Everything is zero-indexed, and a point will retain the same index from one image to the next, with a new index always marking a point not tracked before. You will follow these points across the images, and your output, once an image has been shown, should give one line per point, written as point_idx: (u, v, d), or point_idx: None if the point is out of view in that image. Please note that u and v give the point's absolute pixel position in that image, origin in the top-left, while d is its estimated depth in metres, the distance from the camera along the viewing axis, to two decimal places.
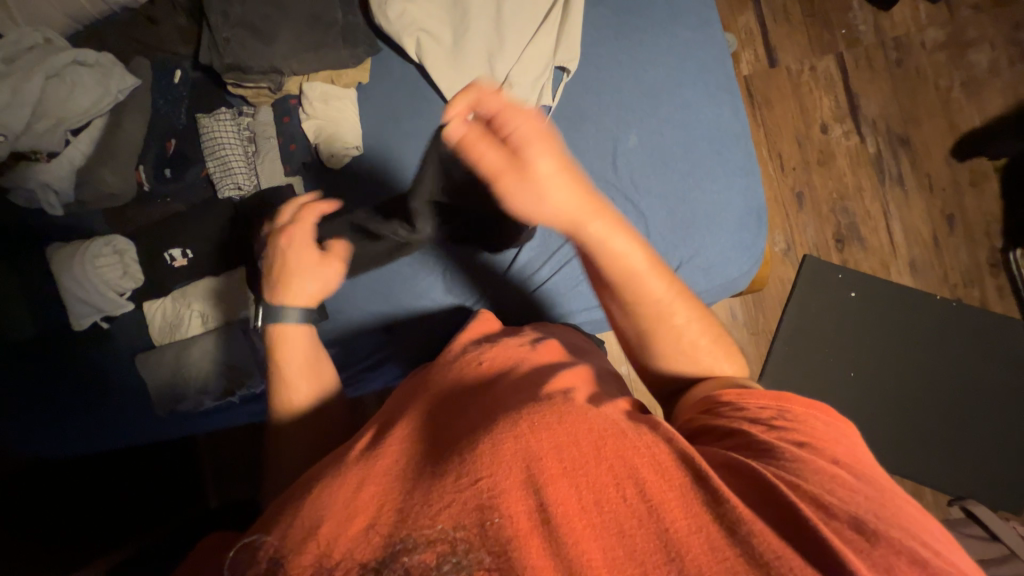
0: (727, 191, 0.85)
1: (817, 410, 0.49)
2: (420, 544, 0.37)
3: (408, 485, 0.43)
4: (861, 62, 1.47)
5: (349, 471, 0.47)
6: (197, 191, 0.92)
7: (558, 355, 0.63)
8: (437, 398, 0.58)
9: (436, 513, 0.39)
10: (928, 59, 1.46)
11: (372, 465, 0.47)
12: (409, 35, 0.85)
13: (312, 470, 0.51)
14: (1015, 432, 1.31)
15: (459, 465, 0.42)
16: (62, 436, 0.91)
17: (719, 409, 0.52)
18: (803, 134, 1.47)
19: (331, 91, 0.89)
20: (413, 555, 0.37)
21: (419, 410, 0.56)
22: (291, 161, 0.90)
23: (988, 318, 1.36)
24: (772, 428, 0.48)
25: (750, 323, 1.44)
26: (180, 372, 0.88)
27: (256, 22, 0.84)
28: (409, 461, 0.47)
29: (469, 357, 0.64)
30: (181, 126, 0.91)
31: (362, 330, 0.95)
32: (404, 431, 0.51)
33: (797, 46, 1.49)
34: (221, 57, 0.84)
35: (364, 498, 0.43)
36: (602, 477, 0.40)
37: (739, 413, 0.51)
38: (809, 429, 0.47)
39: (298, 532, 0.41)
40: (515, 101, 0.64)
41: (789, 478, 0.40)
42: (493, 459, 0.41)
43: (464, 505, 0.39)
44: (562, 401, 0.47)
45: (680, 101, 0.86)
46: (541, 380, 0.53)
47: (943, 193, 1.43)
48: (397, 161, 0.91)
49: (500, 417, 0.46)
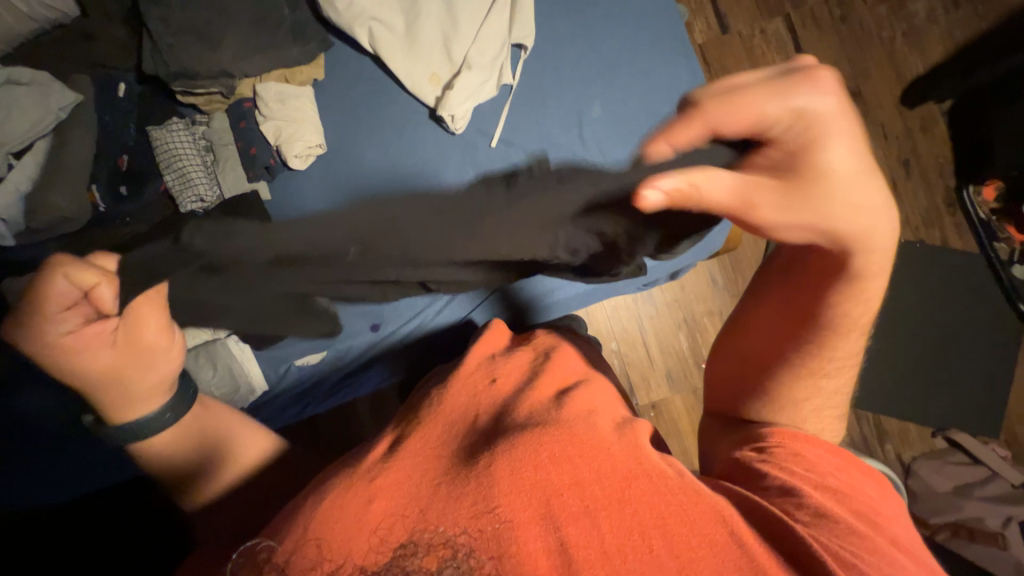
0: None
1: (878, 486, 0.55)
2: (423, 548, 0.44)
3: (427, 499, 0.48)
4: (807, 22, 1.53)
5: (365, 471, 0.51)
6: (158, 207, 0.86)
7: (572, 368, 0.68)
8: (451, 417, 0.59)
9: (442, 519, 0.46)
10: (870, 14, 1.51)
11: (385, 477, 0.50)
12: (360, 26, 0.84)
13: (322, 477, 0.55)
14: (980, 362, 1.39)
15: (479, 491, 0.48)
16: (55, 482, 0.82)
17: (763, 443, 0.57)
18: None
19: (287, 90, 0.86)
20: (414, 560, 0.44)
21: (432, 415, 0.59)
22: (252, 166, 0.88)
23: (945, 256, 1.44)
24: (826, 487, 0.51)
25: (729, 286, 1.50)
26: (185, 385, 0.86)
27: (200, 27, 0.81)
28: (430, 470, 0.51)
29: (481, 369, 0.67)
30: (132, 142, 0.87)
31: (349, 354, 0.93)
32: (419, 443, 0.55)
33: (745, 13, 1.53)
34: (165, 65, 0.81)
35: (375, 512, 0.47)
36: (625, 522, 0.46)
37: (789, 450, 0.55)
38: (867, 499, 0.52)
39: (313, 536, 0.45)
40: (796, 69, 0.47)
41: (853, 559, 0.44)
42: (517, 492, 0.48)
43: (480, 529, 0.45)
44: (584, 432, 0.54)
45: (639, 68, 0.87)
46: (565, 402, 0.58)
47: (897, 141, 1.49)
48: (364, 158, 0.89)
49: (524, 441, 0.51)
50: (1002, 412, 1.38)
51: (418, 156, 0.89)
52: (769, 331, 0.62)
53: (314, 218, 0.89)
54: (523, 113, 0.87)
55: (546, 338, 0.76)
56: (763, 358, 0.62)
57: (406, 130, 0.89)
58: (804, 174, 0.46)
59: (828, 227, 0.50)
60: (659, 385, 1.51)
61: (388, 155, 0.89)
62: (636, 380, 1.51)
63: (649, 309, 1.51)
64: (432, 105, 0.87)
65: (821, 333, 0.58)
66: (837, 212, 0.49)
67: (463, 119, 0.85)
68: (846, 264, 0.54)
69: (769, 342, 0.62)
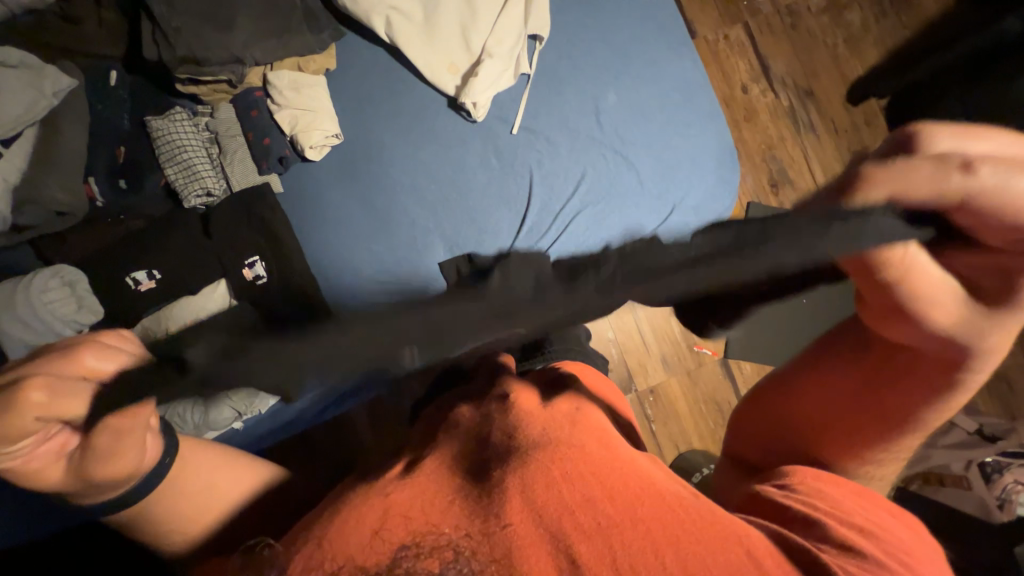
0: (704, 136, 0.92)
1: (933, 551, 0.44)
2: (419, 557, 0.42)
3: (444, 497, 0.46)
4: (765, 29, 1.71)
5: (383, 486, 0.49)
6: (158, 202, 0.83)
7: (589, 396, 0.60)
8: (468, 432, 0.53)
9: (440, 524, 0.44)
10: (817, 22, 1.71)
11: (397, 490, 0.47)
12: (379, 14, 0.83)
13: (328, 496, 0.52)
14: None
15: (483, 521, 0.43)
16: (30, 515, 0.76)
17: (790, 482, 0.48)
18: (728, 96, 1.72)
19: (301, 79, 0.84)
20: (412, 563, 0.41)
21: (448, 435, 0.55)
22: (266, 157, 0.84)
23: None
24: (865, 531, 0.43)
25: None
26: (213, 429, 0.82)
27: (208, 10, 0.77)
28: (440, 484, 0.48)
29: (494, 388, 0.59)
30: (128, 130, 0.81)
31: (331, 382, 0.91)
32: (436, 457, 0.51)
33: (709, 22, 1.74)
34: (171, 48, 0.76)
35: (385, 523, 0.44)
36: (639, 541, 0.41)
37: (819, 493, 0.46)
38: (906, 546, 0.43)
39: (316, 549, 0.44)
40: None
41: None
42: (521, 510, 0.43)
43: (482, 548, 0.42)
44: (609, 451, 0.49)
45: (647, 59, 0.92)
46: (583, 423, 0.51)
47: (847, 134, 1.69)
48: (382, 145, 0.88)
49: (532, 456, 0.47)
50: None
51: (437, 143, 0.89)
52: (837, 379, 0.48)
53: (333, 208, 0.87)
54: (541, 100, 0.90)
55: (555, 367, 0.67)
56: (820, 421, 0.50)
57: (425, 117, 0.89)
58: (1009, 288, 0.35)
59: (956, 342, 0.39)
60: (656, 368, 1.57)
61: (409, 142, 0.89)
62: (635, 366, 1.56)
63: None
64: (451, 94, 0.88)
65: (896, 433, 0.46)
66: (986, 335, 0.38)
67: (484, 107, 0.87)
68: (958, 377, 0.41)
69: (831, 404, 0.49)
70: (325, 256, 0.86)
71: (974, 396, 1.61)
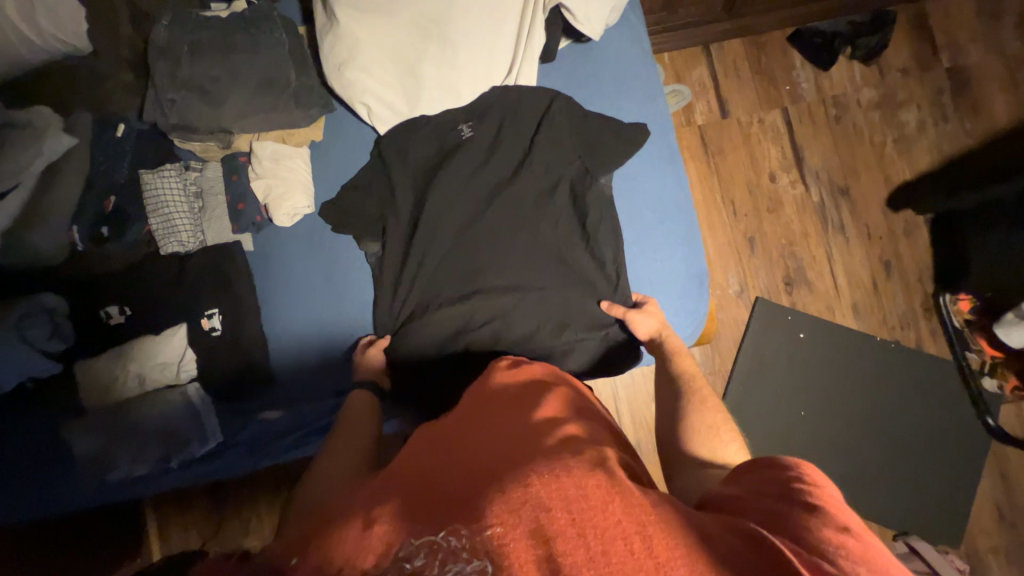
0: (671, 258, 0.91)
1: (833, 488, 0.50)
2: (422, 553, 0.42)
3: (430, 513, 0.46)
4: (805, 117, 1.61)
5: (359, 514, 0.49)
6: (137, 250, 0.90)
7: (577, 412, 0.65)
8: (444, 446, 0.58)
9: (430, 528, 0.44)
10: (864, 117, 1.60)
11: (383, 505, 0.49)
12: (362, 102, 0.88)
13: (339, 508, 0.53)
14: (947, 470, 1.44)
15: (469, 520, 0.44)
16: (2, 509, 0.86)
17: (737, 480, 0.55)
18: (753, 182, 1.59)
19: (283, 150, 0.90)
20: (415, 561, 0.42)
21: (438, 446, 0.59)
22: (239, 219, 0.91)
23: (917, 358, 1.49)
24: (787, 495, 0.48)
25: (706, 363, 1.52)
26: (172, 432, 0.87)
27: (205, 84, 0.85)
28: (421, 496, 0.49)
29: (467, 413, 0.65)
30: (123, 182, 0.90)
31: (276, 424, 0.91)
32: (412, 478, 0.53)
33: (745, 102, 1.62)
34: (165, 116, 0.86)
35: (375, 537, 0.45)
36: (612, 530, 0.41)
37: (760, 480, 0.52)
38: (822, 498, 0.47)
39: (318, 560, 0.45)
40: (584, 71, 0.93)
41: (792, 547, 0.41)
42: (504, 508, 0.43)
43: (480, 541, 0.42)
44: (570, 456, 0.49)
45: (625, 170, 0.92)
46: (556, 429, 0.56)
47: (880, 241, 1.56)
48: (344, 218, 0.90)
49: (521, 464, 0.49)
50: (965, 520, 1.42)
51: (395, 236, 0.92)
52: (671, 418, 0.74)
53: (296, 272, 0.93)
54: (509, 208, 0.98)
55: (539, 377, 0.72)
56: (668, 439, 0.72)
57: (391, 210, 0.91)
58: (595, 117, 0.90)
59: (595, 129, 0.90)
60: None
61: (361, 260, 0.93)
62: None
63: (626, 377, 1.43)
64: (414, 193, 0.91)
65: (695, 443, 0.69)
66: (603, 164, 0.88)
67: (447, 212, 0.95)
68: (599, 141, 0.89)
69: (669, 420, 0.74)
70: (282, 315, 0.93)
71: (985, 556, 1.42)
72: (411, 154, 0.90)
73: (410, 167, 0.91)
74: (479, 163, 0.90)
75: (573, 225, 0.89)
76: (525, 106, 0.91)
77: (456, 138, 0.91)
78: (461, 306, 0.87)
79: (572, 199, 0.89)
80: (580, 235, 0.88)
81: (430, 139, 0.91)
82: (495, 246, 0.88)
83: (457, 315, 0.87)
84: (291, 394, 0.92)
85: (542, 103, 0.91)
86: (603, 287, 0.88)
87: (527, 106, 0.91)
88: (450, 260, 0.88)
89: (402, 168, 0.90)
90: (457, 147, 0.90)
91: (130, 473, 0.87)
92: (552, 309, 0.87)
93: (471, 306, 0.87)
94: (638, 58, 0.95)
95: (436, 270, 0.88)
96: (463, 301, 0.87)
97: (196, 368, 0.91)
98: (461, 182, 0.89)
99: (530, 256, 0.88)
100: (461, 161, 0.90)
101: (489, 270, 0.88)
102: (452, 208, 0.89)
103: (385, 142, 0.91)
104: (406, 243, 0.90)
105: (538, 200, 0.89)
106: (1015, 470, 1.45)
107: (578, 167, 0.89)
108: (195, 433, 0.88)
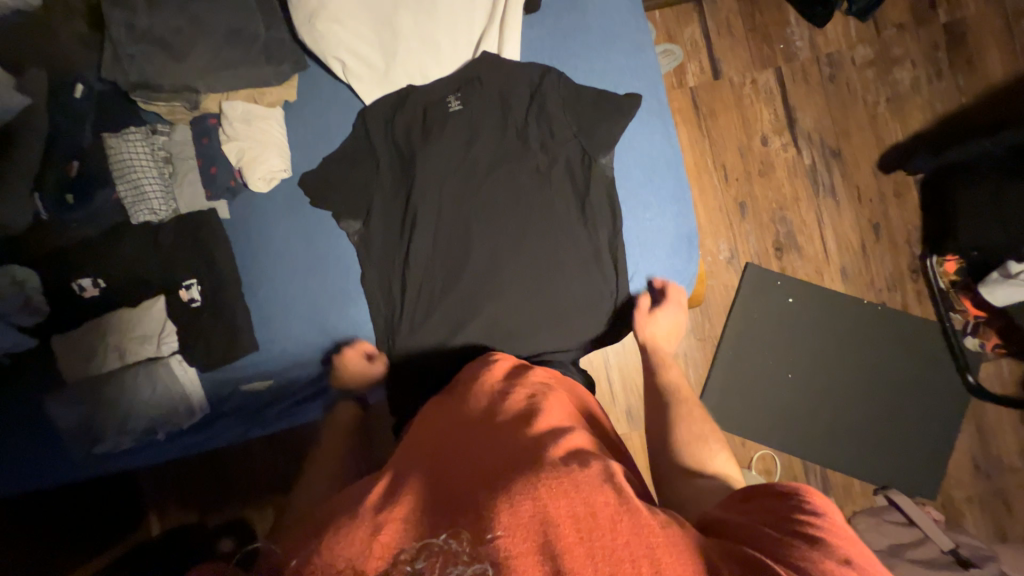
0: (660, 218, 0.89)
1: (840, 514, 0.49)
2: (428, 558, 0.43)
3: (437, 522, 0.48)
4: (798, 77, 1.57)
5: (364, 515, 0.49)
6: (106, 217, 0.87)
7: (579, 417, 0.66)
8: (448, 455, 0.60)
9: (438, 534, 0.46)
10: (858, 75, 1.56)
11: (390, 509, 0.50)
12: (337, 56, 0.84)
13: (342, 507, 0.53)
14: (928, 427, 1.48)
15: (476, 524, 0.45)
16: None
17: (742, 500, 0.55)
18: (744, 146, 1.56)
19: (254, 111, 0.86)
20: (416, 564, 0.43)
21: (444, 454, 0.60)
22: (212, 185, 0.88)
23: (902, 319, 1.52)
24: (790, 519, 0.48)
25: (696, 330, 1.53)
26: (157, 404, 0.86)
27: (166, 37, 0.80)
28: (427, 505, 0.51)
29: (469, 416, 0.66)
30: (87, 145, 0.87)
31: (259, 394, 0.90)
32: (417, 483, 0.54)
33: (738, 61, 1.57)
34: (125, 73, 0.81)
35: (381, 539, 0.46)
36: (619, 552, 0.43)
37: (766, 504, 0.52)
38: (828, 525, 0.47)
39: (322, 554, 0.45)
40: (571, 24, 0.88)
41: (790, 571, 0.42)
42: (511, 521, 0.44)
43: (482, 550, 0.43)
44: (576, 469, 0.50)
45: None
46: (561, 437, 0.57)
47: (871, 204, 1.55)
48: (322, 181, 0.87)
49: (528, 472, 0.50)
50: (942, 473, 1.48)
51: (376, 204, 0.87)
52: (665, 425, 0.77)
53: (275, 244, 0.90)
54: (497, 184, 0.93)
55: (541, 378, 0.73)
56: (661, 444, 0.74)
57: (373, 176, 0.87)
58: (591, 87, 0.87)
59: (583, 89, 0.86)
60: (619, 420, 1.43)
61: (346, 244, 0.89)
62: None
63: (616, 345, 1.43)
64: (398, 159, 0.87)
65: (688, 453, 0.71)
66: (595, 132, 0.85)
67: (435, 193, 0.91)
68: (597, 113, 0.85)
69: (663, 424, 0.77)
70: (262, 287, 0.90)
71: (960, 506, 1.48)
72: (393, 114, 0.87)
73: (394, 131, 0.87)
74: (471, 135, 0.87)
75: (569, 195, 0.86)
76: (515, 74, 0.87)
77: (443, 109, 0.87)
78: (451, 286, 0.85)
79: (567, 169, 0.86)
80: (581, 216, 0.86)
81: (411, 101, 0.87)
82: (488, 221, 0.86)
83: (442, 281, 0.86)
84: (273, 364, 0.89)
85: (538, 75, 0.87)
86: (597, 261, 0.86)
87: (520, 80, 0.87)
88: (437, 227, 0.86)
89: (384, 132, 0.87)
90: (445, 120, 0.86)
91: (116, 446, 0.86)
92: (546, 285, 0.85)
93: (461, 275, 0.85)
94: (626, 6, 0.91)
95: (424, 238, 0.86)
96: (448, 268, 0.86)
97: (176, 339, 0.88)
98: (447, 148, 0.86)
99: (521, 228, 0.85)
100: (449, 129, 0.86)
101: (483, 246, 0.85)
102: (436, 171, 0.86)
103: (370, 108, 0.87)
104: (389, 208, 0.87)
105: (531, 170, 0.86)
106: (994, 425, 1.49)
107: (580, 146, 0.86)
108: (178, 405, 0.87)
